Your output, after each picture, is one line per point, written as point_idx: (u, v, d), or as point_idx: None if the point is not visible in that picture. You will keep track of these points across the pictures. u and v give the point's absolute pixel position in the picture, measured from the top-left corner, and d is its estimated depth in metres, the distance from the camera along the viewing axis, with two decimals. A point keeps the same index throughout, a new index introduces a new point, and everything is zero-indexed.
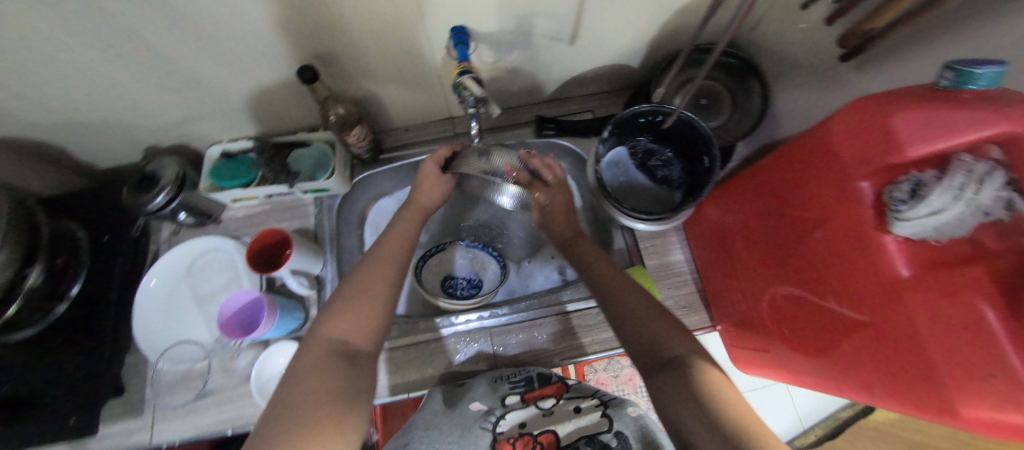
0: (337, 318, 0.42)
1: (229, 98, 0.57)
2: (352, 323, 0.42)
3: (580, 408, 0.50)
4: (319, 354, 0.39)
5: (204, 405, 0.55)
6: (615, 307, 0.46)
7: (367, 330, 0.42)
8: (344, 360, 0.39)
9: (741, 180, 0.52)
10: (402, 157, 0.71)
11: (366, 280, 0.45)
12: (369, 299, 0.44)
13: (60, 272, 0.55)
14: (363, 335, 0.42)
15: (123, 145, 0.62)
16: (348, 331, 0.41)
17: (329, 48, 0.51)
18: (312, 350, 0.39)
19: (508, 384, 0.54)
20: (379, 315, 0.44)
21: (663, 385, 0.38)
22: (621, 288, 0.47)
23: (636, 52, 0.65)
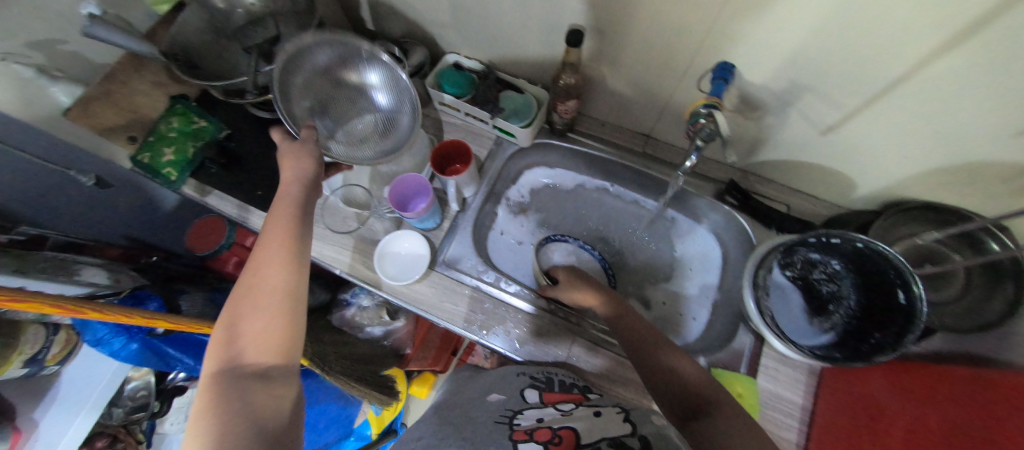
0: (243, 338, 0.35)
1: (497, 25, 0.64)
2: (247, 338, 0.36)
3: (602, 413, 0.46)
4: (220, 382, 0.33)
5: (335, 241, 0.64)
6: (670, 363, 0.45)
7: (282, 344, 0.37)
8: (253, 380, 0.34)
9: (956, 377, 0.43)
10: (584, 144, 0.73)
11: (256, 284, 0.38)
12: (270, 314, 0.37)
13: (309, 88, 0.68)
14: (271, 351, 0.35)
15: (395, 21, 0.75)
16: (252, 349, 0.35)
17: (609, 25, 0.54)
18: (218, 383, 0.33)
19: (530, 383, 0.56)
20: (292, 310, 0.39)
21: (705, 432, 0.35)
22: (681, 359, 0.45)
23: (881, 177, 0.58)
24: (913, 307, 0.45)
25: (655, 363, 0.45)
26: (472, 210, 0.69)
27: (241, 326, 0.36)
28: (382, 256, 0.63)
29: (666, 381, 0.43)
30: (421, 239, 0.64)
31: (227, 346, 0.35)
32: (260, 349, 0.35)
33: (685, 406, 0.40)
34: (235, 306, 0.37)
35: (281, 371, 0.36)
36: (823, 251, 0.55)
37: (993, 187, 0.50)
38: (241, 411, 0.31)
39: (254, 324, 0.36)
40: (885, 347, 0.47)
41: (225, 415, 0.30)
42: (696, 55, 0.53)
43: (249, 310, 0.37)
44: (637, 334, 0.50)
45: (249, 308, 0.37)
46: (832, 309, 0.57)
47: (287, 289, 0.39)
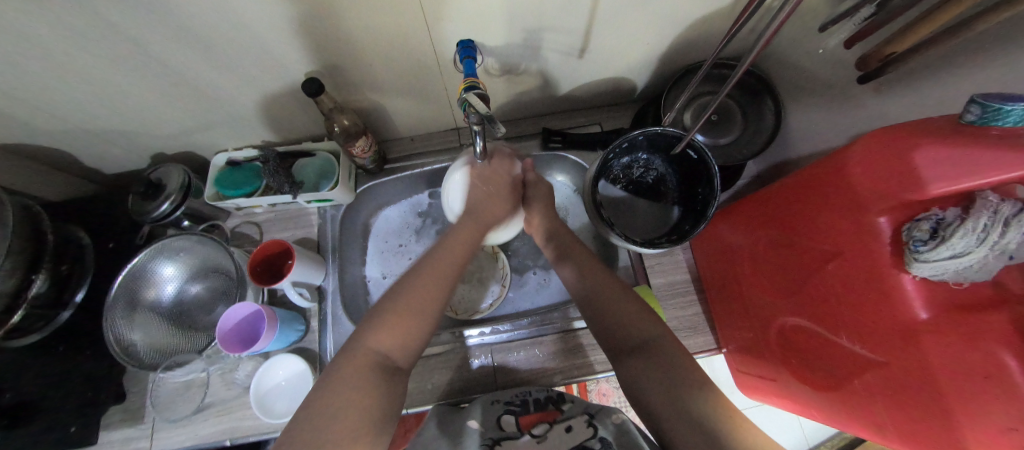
0: (382, 328, 0.41)
1: (237, 107, 0.57)
2: (396, 329, 0.42)
3: (571, 427, 0.49)
4: (360, 367, 0.38)
5: (204, 417, 0.55)
6: (612, 315, 0.47)
7: (406, 345, 0.42)
8: (384, 376, 0.39)
9: (752, 201, 0.51)
10: (407, 167, 0.71)
11: (421, 285, 0.45)
12: (420, 315, 0.43)
13: (65, 279, 0.55)
14: (403, 350, 0.42)
15: (133, 153, 0.63)
16: (391, 344, 0.41)
17: (337, 59, 0.50)
18: (352, 364, 0.39)
19: (503, 408, 0.54)
20: (422, 333, 0.44)
21: (633, 372, 0.42)
22: (613, 295, 0.48)
23: (647, 67, 0.64)
24: (704, 158, 0.52)
25: (600, 319, 0.48)
26: (330, 294, 0.63)
27: (396, 312, 0.42)
28: (257, 400, 0.54)
29: (610, 333, 0.46)
30: (294, 356, 0.57)
31: (377, 330, 0.41)
32: (393, 342, 0.41)
33: (619, 342, 0.45)
34: (400, 290, 0.44)
35: (401, 369, 0.42)
36: (628, 152, 0.58)
37: (719, 32, 0.57)
38: (350, 413, 0.35)
39: (406, 312, 0.43)
40: (709, 200, 0.52)
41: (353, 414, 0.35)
42: (433, 48, 0.52)
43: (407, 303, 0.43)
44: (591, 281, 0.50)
45: (407, 297, 0.44)
46: (666, 190, 0.60)
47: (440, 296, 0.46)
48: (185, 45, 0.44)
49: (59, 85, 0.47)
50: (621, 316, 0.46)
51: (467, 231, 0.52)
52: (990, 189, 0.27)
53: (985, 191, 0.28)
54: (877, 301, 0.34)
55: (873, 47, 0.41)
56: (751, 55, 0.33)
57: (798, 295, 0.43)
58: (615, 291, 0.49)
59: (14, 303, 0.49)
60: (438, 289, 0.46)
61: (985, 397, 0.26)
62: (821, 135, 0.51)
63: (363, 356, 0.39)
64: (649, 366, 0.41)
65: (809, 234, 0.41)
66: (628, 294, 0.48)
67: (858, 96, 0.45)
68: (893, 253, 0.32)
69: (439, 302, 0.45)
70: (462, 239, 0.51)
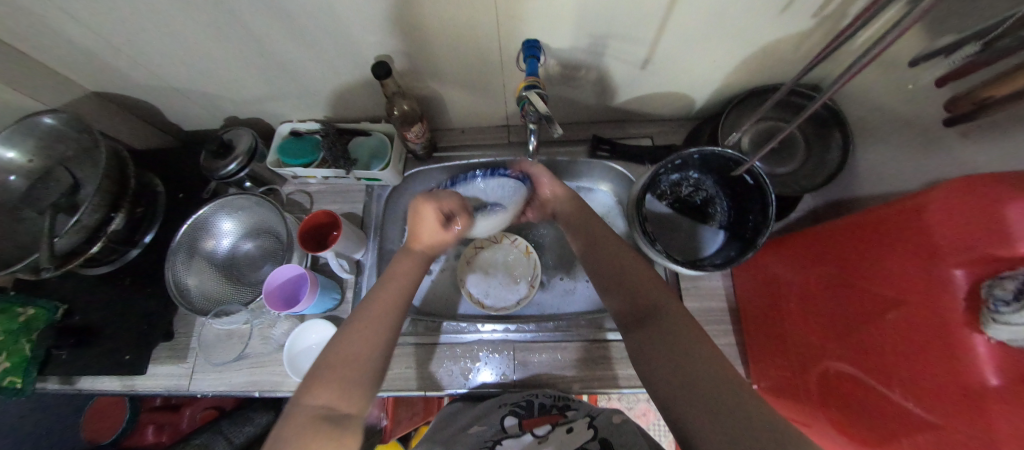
0: (316, 382, 0.38)
1: (309, 82, 0.61)
2: (334, 380, 0.38)
3: (573, 428, 0.51)
4: (295, 428, 0.34)
5: (239, 366, 0.59)
6: (624, 274, 0.48)
7: (350, 394, 0.38)
8: (325, 428, 0.35)
9: (810, 236, 0.49)
10: (455, 157, 0.73)
11: (346, 332, 0.42)
12: (360, 358, 0.40)
13: (138, 220, 0.61)
14: (347, 398, 0.38)
15: (209, 113, 0.68)
16: (333, 395, 0.37)
17: (408, 47, 0.53)
18: (289, 425, 0.35)
19: (508, 410, 0.55)
20: (370, 371, 0.40)
21: (641, 342, 0.41)
22: (630, 264, 0.49)
23: (709, 86, 0.63)
24: (761, 184, 0.50)
25: (613, 282, 0.49)
26: (367, 269, 0.65)
27: (328, 367, 0.39)
28: (292, 360, 0.57)
29: (621, 299, 0.47)
30: (328, 323, 0.59)
31: (313, 387, 0.38)
32: (333, 394, 0.37)
33: (630, 312, 0.45)
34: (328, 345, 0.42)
35: (351, 416, 0.37)
36: (678, 169, 0.57)
37: (792, 58, 0.55)
38: None
39: (338, 364, 0.39)
40: (761, 228, 0.51)
41: None
42: (500, 45, 0.53)
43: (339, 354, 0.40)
44: (597, 249, 0.53)
45: (336, 349, 0.41)
46: (713, 212, 0.59)
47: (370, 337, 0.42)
48: (276, 20, 0.48)
49: (162, 45, 0.52)
50: (632, 284, 0.47)
51: (407, 267, 0.52)
52: None
53: None
54: (940, 359, 0.32)
55: (968, 89, 0.38)
56: (835, 87, 0.33)
57: (849, 341, 0.41)
58: (628, 260, 0.49)
59: (95, 235, 0.55)
60: (376, 333, 0.43)
61: None
62: (893, 176, 0.48)
63: (302, 415, 0.36)
64: (658, 335, 0.40)
65: (870, 279, 0.39)
66: (638, 263, 0.49)
67: (941, 139, 0.43)
68: (967, 310, 0.30)
69: (381, 347, 0.42)
70: (403, 276, 0.50)
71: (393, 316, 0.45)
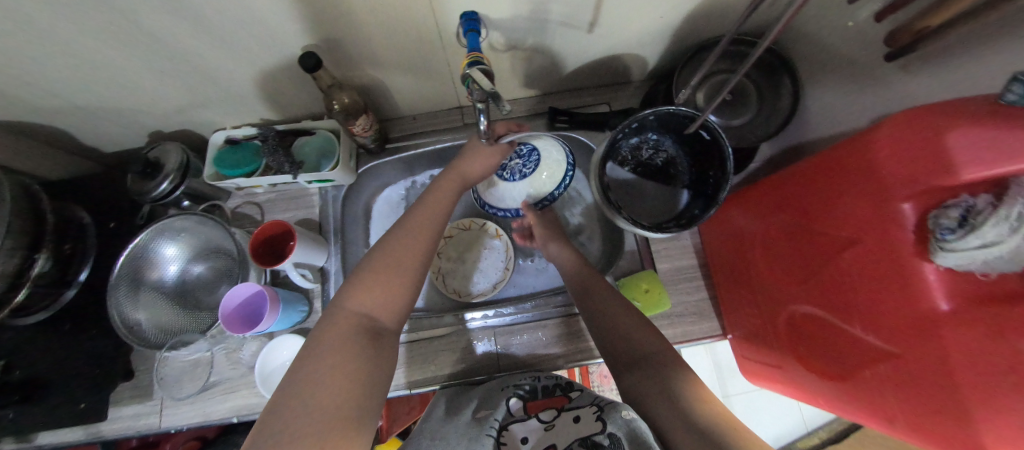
0: (358, 292, 0.43)
1: (232, 83, 0.55)
2: (379, 295, 0.43)
3: (580, 417, 0.47)
4: (344, 328, 0.40)
5: (210, 395, 0.56)
6: (612, 327, 0.50)
7: (388, 307, 0.44)
8: (369, 335, 0.41)
9: (767, 185, 0.49)
10: (409, 146, 0.69)
11: (399, 258, 0.46)
12: (396, 271, 0.45)
13: (68, 259, 0.55)
14: (386, 310, 0.44)
15: (129, 131, 0.62)
16: (372, 306, 0.43)
17: (334, 33, 0.48)
18: (336, 324, 0.40)
19: (512, 392, 0.54)
20: (403, 295, 0.45)
21: (638, 385, 0.43)
22: (616, 312, 0.51)
23: (660, 43, 0.61)
24: (717, 138, 0.50)
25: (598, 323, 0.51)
26: (333, 276, 0.63)
27: (377, 282, 0.44)
28: (265, 379, 0.55)
29: (611, 345, 0.49)
30: (298, 337, 0.57)
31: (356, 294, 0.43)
32: (378, 308, 0.43)
33: (620, 356, 0.47)
34: (371, 268, 0.45)
35: (385, 324, 0.43)
36: (637, 132, 0.56)
37: (739, 5, 0.54)
38: (332, 365, 0.36)
39: (385, 289, 0.44)
40: (721, 184, 0.50)
41: (340, 364, 0.37)
42: (436, 22, 0.49)
43: (388, 277, 0.45)
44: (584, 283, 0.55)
45: (385, 268, 0.45)
46: (674, 172, 0.59)
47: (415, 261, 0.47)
48: (174, 18, 0.42)
49: (47, 60, 0.45)
50: (622, 326, 0.49)
51: (447, 186, 0.55)
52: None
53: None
54: (894, 290, 0.32)
55: (906, 20, 0.38)
56: (772, 36, 0.30)
57: (810, 282, 0.42)
58: (610, 303, 0.52)
59: (17, 282, 0.49)
60: (410, 260, 0.47)
61: (999, 390, 0.25)
62: (840, 117, 0.48)
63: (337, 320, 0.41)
64: (645, 378, 0.43)
65: (825, 220, 0.39)
66: (626, 308, 0.51)
67: (883, 75, 0.43)
68: (917, 241, 0.30)
69: (419, 264, 0.47)
70: (435, 203, 0.53)
71: (425, 249, 0.49)
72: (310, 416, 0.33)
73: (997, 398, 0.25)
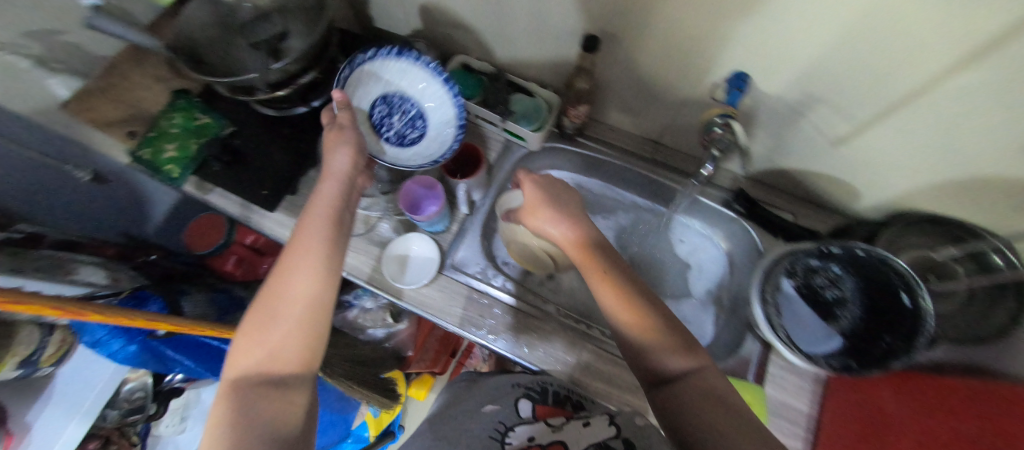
0: (245, 347, 0.38)
1: (509, 28, 0.64)
2: (265, 343, 0.38)
3: (590, 422, 0.50)
4: (235, 388, 0.36)
5: (342, 242, 0.63)
6: (640, 346, 0.42)
7: (287, 352, 0.38)
8: (267, 386, 0.36)
9: (957, 386, 0.44)
10: (593, 149, 0.73)
11: (290, 293, 0.40)
12: (291, 305, 0.39)
13: (317, 85, 0.66)
14: (282, 358, 0.37)
15: (404, 21, 0.74)
16: (265, 354, 0.37)
17: (623, 32, 0.54)
18: (229, 389, 0.36)
19: (524, 396, 0.60)
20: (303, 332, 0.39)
21: (677, 408, 0.36)
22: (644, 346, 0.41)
23: (888, 191, 0.59)
24: (920, 310, 0.47)
25: (628, 349, 0.44)
26: (479, 212, 0.68)
27: (264, 337, 0.38)
28: (390, 258, 0.62)
29: (644, 363, 0.42)
30: (430, 242, 0.63)
31: (242, 351, 0.38)
32: (274, 358, 0.37)
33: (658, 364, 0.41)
34: (258, 326, 0.38)
35: (294, 375, 0.38)
36: (823, 256, 0.55)
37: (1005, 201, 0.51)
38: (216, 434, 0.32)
39: (279, 339, 0.38)
40: (899, 353, 0.47)
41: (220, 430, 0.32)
42: (709, 67, 0.53)
43: (275, 329, 0.38)
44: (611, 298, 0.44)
45: (274, 320, 0.38)
46: (839, 314, 0.55)
47: (309, 306, 0.40)
48: None
49: None
50: (652, 348, 0.41)
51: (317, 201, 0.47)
52: None
53: None
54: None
55: None
56: None
57: None
58: (649, 330, 0.42)
59: (287, 82, 0.60)
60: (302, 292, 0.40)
61: None
62: None
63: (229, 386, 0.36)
64: (698, 395, 0.36)
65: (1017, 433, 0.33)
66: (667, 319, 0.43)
67: None
68: None
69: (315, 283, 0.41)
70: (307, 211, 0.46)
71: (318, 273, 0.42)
72: None
73: None
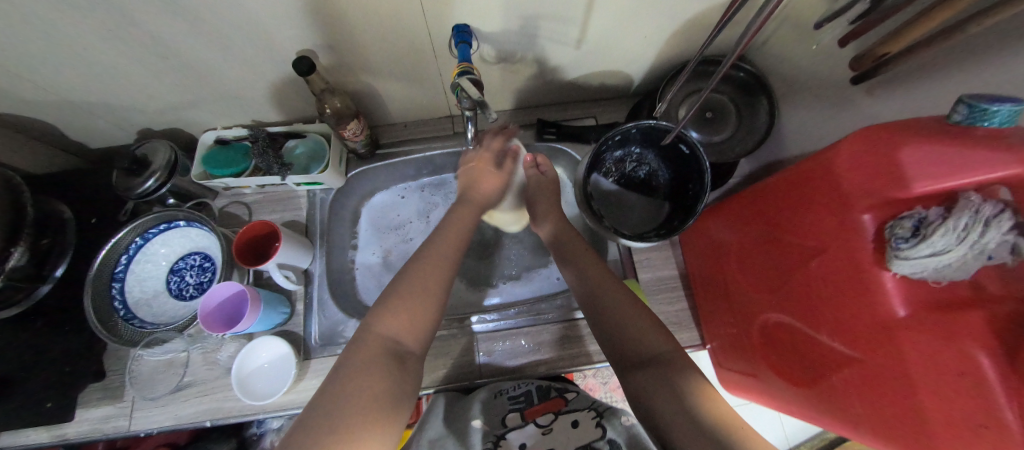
0: (388, 316, 0.43)
1: (226, 86, 0.56)
2: (402, 319, 0.43)
3: (579, 422, 0.51)
4: (372, 348, 0.40)
5: (184, 397, 0.55)
6: (615, 321, 0.47)
7: (416, 330, 0.44)
8: (394, 357, 0.40)
9: (740, 197, 0.51)
10: (400, 153, 0.70)
11: (426, 278, 0.47)
12: (427, 291, 0.46)
13: (46, 252, 0.55)
14: (411, 335, 0.43)
15: (118, 128, 0.62)
16: (399, 330, 0.42)
17: (329, 40, 0.49)
18: (365, 346, 0.40)
19: (509, 404, 0.55)
20: (428, 318, 0.45)
21: (645, 384, 0.41)
22: (619, 297, 0.49)
23: (646, 60, 0.63)
24: (695, 152, 0.51)
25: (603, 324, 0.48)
26: (316, 277, 0.62)
27: (401, 313, 0.43)
28: (240, 381, 0.54)
29: (619, 343, 0.46)
30: (276, 338, 0.56)
31: (379, 319, 0.42)
32: (406, 331, 0.43)
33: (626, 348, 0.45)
34: (401, 294, 0.45)
35: (411, 356, 0.42)
36: (620, 145, 0.58)
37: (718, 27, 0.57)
38: (365, 391, 0.36)
39: (412, 317, 0.44)
40: (700, 195, 0.52)
41: (362, 384, 0.36)
42: (430, 33, 0.51)
43: (414, 308, 0.44)
44: (589, 282, 0.52)
45: (415, 297, 0.45)
46: (656, 184, 0.60)
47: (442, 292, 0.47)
48: (174, 21, 0.43)
49: (50, 59, 0.46)
50: (631, 314, 0.47)
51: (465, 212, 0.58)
52: (995, 184, 0.26)
53: (998, 186, 0.26)
54: (847, 297, 0.34)
55: (867, 46, 0.40)
56: (734, 55, 0.31)
57: (783, 292, 0.43)
58: (617, 295, 0.49)
59: None
60: (435, 287, 0.47)
61: (958, 391, 0.26)
62: (816, 136, 0.50)
63: (357, 344, 0.41)
64: (657, 375, 0.41)
65: (797, 233, 0.40)
66: (634, 302, 0.48)
67: (848, 96, 0.44)
68: (875, 250, 0.31)
69: (444, 283, 0.48)
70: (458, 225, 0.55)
71: (444, 285, 0.48)
72: (336, 426, 0.33)
73: (955, 402, 0.26)
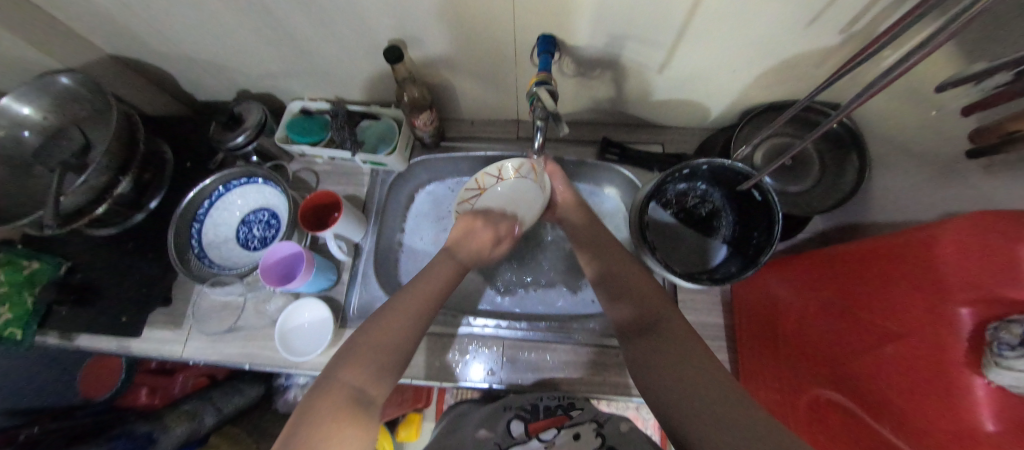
0: (350, 361, 0.40)
1: (320, 62, 0.60)
2: (368, 365, 0.40)
3: (580, 434, 0.49)
4: (332, 397, 0.36)
5: (233, 337, 0.60)
6: (624, 287, 0.49)
7: (384, 373, 0.41)
8: (355, 404, 0.37)
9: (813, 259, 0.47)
10: (461, 148, 0.72)
11: (405, 309, 0.46)
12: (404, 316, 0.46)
13: (145, 185, 0.61)
14: (376, 382, 0.40)
15: (223, 86, 0.69)
16: (365, 376, 0.39)
17: (421, 34, 0.52)
18: (324, 396, 0.37)
19: (513, 414, 0.55)
20: (399, 358, 0.43)
21: (643, 353, 0.43)
22: (637, 271, 0.50)
23: (727, 95, 0.61)
24: (768, 200, 0.49)
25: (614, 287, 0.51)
26: (365, 253, 0.65)
27: (367, 358, 0.40)
28: (284, 336, 0.58)
29: (630, 304, 0.48)
30: (320, 301, 0.60)
31: (344, 365, 0.39)
32: (372, 377, 0.40)
33: (631, 322, 0.47)
34: (369, 336, 0.43)
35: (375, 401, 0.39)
36: (687, 178, 0.56)
37: (816, 74, 0.53)
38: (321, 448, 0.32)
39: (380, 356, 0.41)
40: (765, 246, 0.49)
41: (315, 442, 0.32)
42: (515, 40, 0.52)
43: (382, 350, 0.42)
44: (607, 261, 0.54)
45: (386, 333, 0.43)
46: (717, 225, 0.58)
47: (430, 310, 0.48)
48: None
49: (183, 19, 0.52)
50: (641, 291, 0.48)
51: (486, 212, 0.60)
52: None
53: None
54: (923, 392, 0.31)
55: (995, 119, 0.36)
56: (842, 113, 0.30)
57: (844, 369, 0.39)
58: (629, 267, 0.51)
59: (101, 196, 0.55)
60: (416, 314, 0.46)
61: None
62: (911, 206, 0.45)
63: (317, 393, 0.37)
64: (654, 345, 0.42)
65: (874, 310, 0.36)
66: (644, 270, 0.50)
67: (960, 171, 0.40)
68: (969, 349, 0.28)
69: (439, 288, 0.51)
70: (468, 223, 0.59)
71: (433, 299, 0.49)
72: None
73: None
